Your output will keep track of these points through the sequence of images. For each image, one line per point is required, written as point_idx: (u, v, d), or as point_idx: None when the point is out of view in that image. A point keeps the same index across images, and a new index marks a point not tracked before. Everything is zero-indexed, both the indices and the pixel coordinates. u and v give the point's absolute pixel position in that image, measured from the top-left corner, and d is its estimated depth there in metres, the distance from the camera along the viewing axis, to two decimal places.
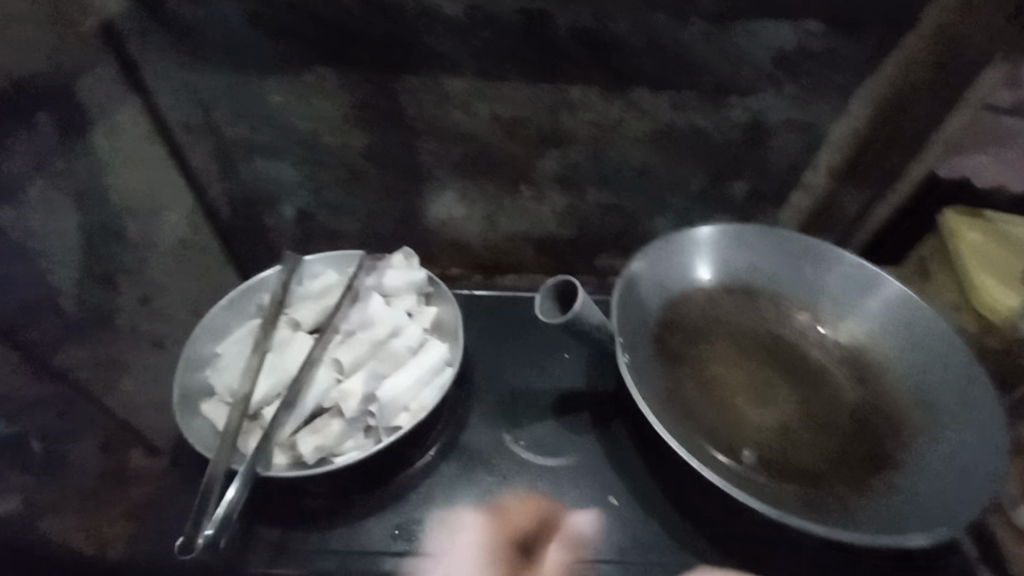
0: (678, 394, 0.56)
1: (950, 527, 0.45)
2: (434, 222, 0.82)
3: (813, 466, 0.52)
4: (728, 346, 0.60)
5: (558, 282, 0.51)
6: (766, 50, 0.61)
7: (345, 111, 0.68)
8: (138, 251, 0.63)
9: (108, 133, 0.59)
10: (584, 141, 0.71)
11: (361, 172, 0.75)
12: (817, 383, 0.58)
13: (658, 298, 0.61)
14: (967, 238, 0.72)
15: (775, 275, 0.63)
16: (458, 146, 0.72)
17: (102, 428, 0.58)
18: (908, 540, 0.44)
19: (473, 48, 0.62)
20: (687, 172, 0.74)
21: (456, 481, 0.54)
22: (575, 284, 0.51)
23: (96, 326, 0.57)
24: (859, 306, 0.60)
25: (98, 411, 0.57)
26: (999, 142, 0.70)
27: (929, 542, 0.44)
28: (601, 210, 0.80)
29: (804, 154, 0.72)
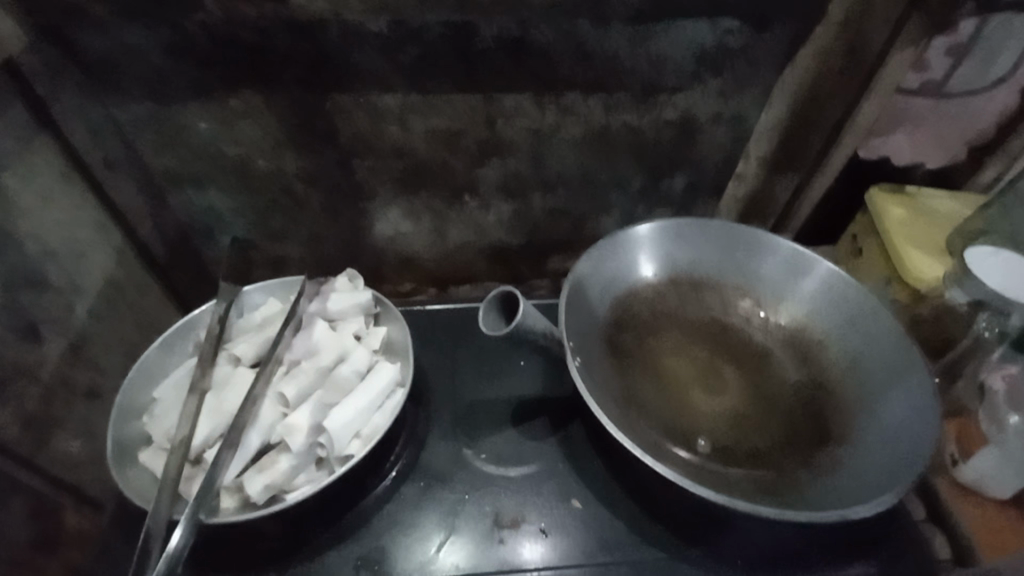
0: (632, 392, 0.57)
1: (892, 495, 0.47)
2: (382, 239, 0.81)
3: (763, 449, 0.54)
4: (677, 340, 0.62)
5: (500, 295, 0.52)
6: (687, 49, 0.63)
7: (276, 134, 0.67)
8: (64, 296, 0.60)
9: (23, 175, 0.56)
10: (523, 149, 0.71)
11: (300, 195, 0.74)
12: (762, 368, 0.60)
13: (606, 298, 0.62)
14: (893, 215, 0.76)
15: (717, 266, 0.65)
16: (397, 162, 0.71)
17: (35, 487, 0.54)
18: (853, 512, 0.45)
19: (401, 64, 0.62)
20: (627, 171, 0.76)
21: (418, 502, 0.53)
22: (516, 294, 0.51)
23: (21, 381, 0.54)
24: (797, 289, 0.63)
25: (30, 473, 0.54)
26: (912, 122, 0.75)
27: (872, 512, 0.45)
28: (548, 215, 0.81)
29: (735, 146, 0.74)
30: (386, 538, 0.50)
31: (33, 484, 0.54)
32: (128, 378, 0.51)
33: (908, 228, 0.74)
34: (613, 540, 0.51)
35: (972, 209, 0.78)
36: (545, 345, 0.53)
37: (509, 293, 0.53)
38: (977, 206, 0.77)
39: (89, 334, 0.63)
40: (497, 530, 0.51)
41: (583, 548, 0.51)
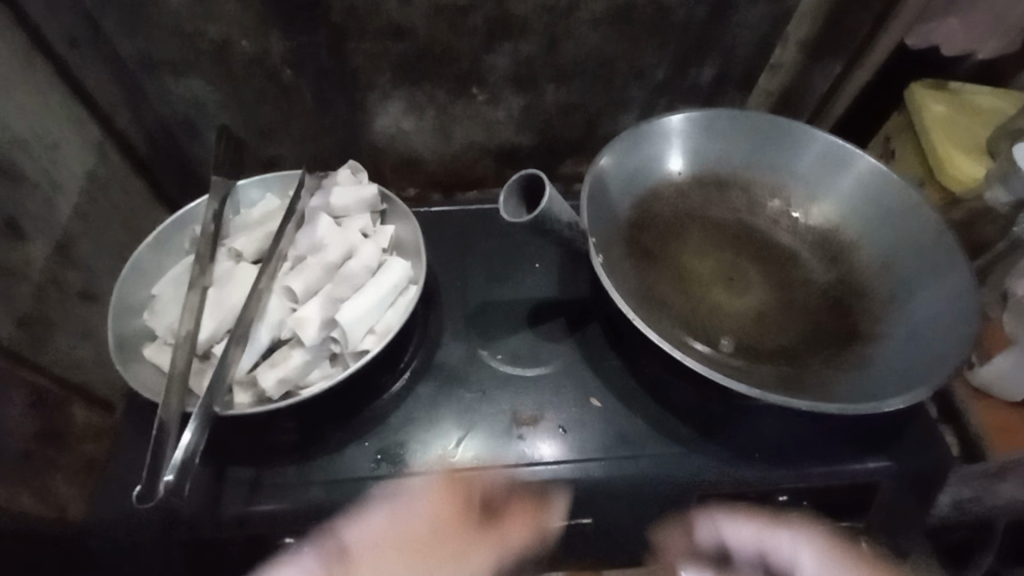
0: (653, 293, 0.55)
1: (925, 388, 0.45)
2: (383, 138, 0.75)
3: (787, 347, 0.53)
4: (701, 240, 0.59)
5: (525, 176, 0.47)
6: None
7: (259, 9, 0.59)
8: (41, 191, 0.55)
9: None
10: (537, 30, 0.64)
11: (292, 86, 0.67)
12: (788, 268, 0.58)
13: (628, 195, 0.58)
14: (930, 111, 0.70)
15: (747, 161, 0.61)
16: (397, 46, 0.64)
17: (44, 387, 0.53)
18: (886, 405, 0.44)
19: None
20: (651, 58, 0.69)
21: (435, 400, 0.52)
22: (542, 178, 0.47)
23: (8, 281, 0.50)
24: (832, 186, 0.59)
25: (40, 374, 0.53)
26: (967, 2, 0.67)
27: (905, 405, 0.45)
28: (562, 110, 0.74)
29: (772, 29, 0.67)
30: (405, 433, 0.50)
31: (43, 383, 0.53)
32: (120, 273, 0.47)
33: (949, 125, 0.69)
34: (634, 434, 0.51)
35: (1014, 107, 0.72)
36: (568, 240, 0.49)
37: (533, 177, 0.48)
38: (1021, 104, 0.71)
39: (76, 234, 0.59)
40: (516, 427, 0.51)
41: (601, 442, 0.50)
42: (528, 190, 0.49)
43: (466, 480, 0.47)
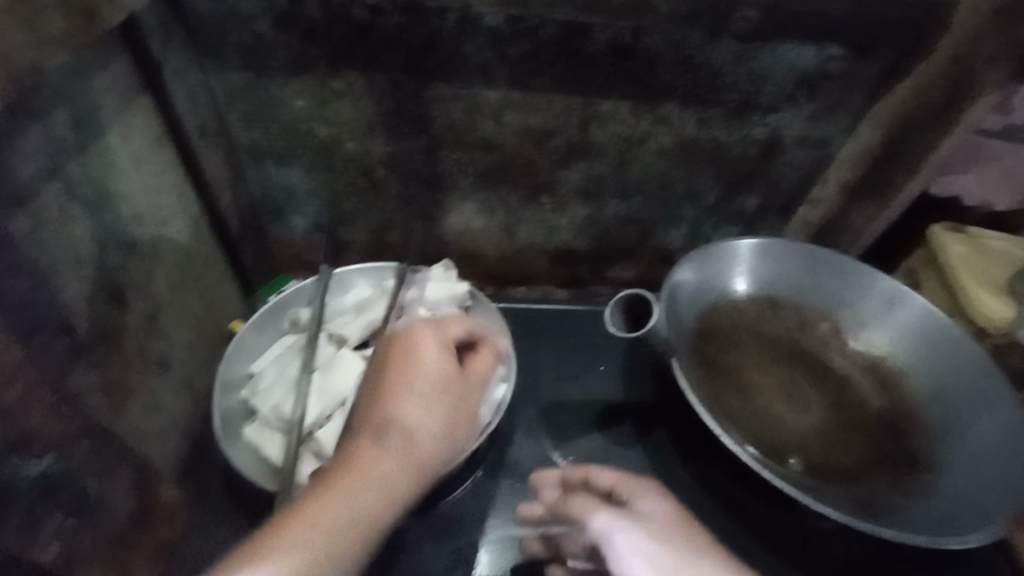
0: (719, 405, 0.58)
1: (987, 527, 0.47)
2: (451, 232, 0.81)
3: (849, 469, 0.55)
4: (759, 355, 0.63)
5: (628, 296, 0.57)
6: (790, 71, 0.64)
7: (369, 118, 0.66)
8: (147, 262, 0.58)
9: (122, 135, 0.53)
10: (609, 154, 0.72)
11: (380, 181, 0.73)
12: (844, 391, 0.61)
13: (693, 309, 0.63)
14: (955, 251, 0.77)
15: (801, 286, 0.66)
16: (483, 156, 0.71)
17: (128, 457, 0.53)
18: (955, 541, 0.46)
19: (507, 57, 0.61)
20: (704, 184, 0.76)
21: (511, 498, 0.53)
22: (643, 295, 0.57)
23: (108, 348, 0.51)
24: (882, 317, 0.63)
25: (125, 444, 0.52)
26: (982, 162, 0.77)
27: (973, 543, 0.45)
28: (618, 221, 0.81)
29: (813, 169, 0.75)
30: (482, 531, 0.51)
31: (136, 448, 0.54)
32: (227, 352, 0.49)
33: (971, 267, 0.76)
34: None
35: None
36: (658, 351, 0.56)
37: (636, 294, 0.57)
38: None
39: (165, 303, 0.61)
40: None
41: None
42: (629, 308, 0.58)
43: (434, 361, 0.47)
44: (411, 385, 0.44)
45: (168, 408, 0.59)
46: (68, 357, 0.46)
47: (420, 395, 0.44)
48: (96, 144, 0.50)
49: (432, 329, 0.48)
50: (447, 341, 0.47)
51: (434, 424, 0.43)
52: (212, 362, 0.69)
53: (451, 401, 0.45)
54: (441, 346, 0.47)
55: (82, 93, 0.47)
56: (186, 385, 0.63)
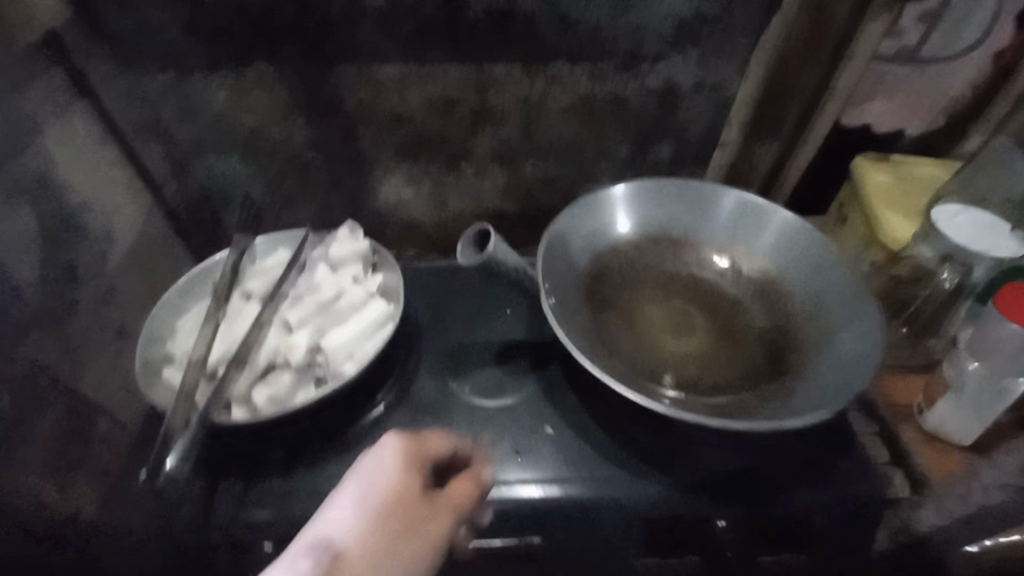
0: (605, 335, 0.62)
1: (823, 412, 0.50)
2: (386, 206, 0.87)
3: (722, 382, 0.59)
4: (652, 289, 0.67)
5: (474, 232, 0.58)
6: (665, 18, 0.67)
7: (286, 103, 0.73)
8: (98, 245, 0.67)
9: (62, 134, 0.62)
10: (514, 116, 0.76)
11: (310, 162, 0.80)
12: (732, 315, 0.64)
13: (587, 250, 0.67)
14: (872, 179, 0.78)
15: (693, 223, 0.69)
16: (397, 129, 0.77)
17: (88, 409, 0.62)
18: (785, 424, 0.49)
19: (396, 33, 0.67)
20: (613, 138, 0.80)
21: (411, 426, 0.59)
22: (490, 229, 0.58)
23: (62, 316, 0.60)
24: (766, 243, 0.67)
25: (81, 397, 0.61)
26: (886, 89, 0.78)
27: (801, 425, 0.49)
28: (539, 181, 0.85)
29: (717, 113, 0.78)
30: None
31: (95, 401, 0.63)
32: (153, 311, 0.57)
33: (885, 192, 0.77)
34: (581, 459, 0.56)
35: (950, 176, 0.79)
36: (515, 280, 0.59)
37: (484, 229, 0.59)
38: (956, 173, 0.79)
39: (120, 281, 0.70)
40: (478, 450, 0.57)
41: (553, 466, 0.56)
42: (481, 243, 0.60)
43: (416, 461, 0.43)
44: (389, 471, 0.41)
45: (127, 371, 0.68)
46: (23, 323, 0.55)
47: (352, 501, 0.40)
48: (38, 142, 0.59)
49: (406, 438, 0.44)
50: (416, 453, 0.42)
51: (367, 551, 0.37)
52: None
53: (408, 526, 0.39)
54: (408, 462, 0.42)
55: (19, 99, 0.56)
56: None
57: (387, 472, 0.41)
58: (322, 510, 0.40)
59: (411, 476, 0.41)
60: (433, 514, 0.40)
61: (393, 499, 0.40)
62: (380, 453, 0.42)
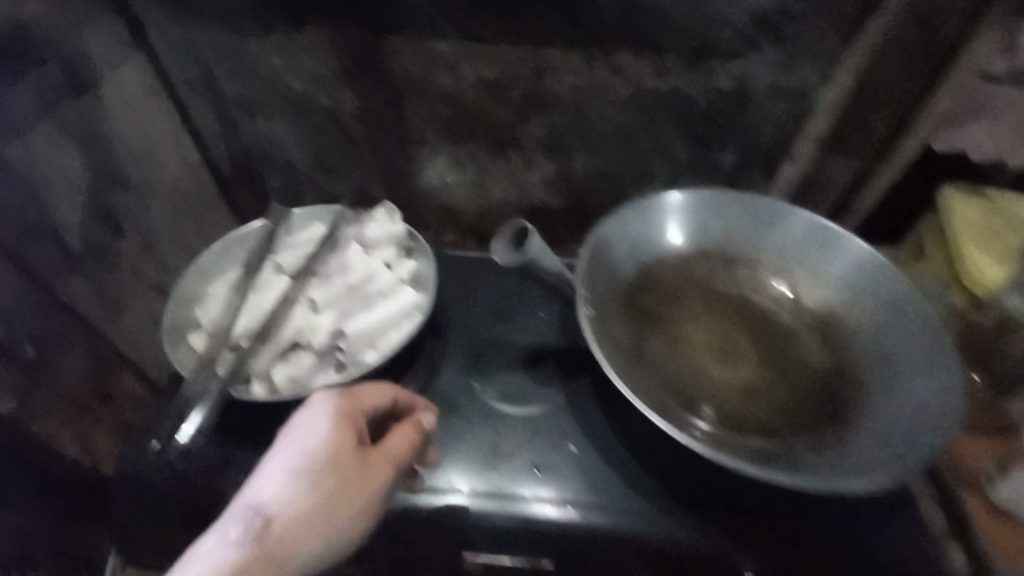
0: (642, 352, 0.58)
1: (885, 479, 0.46)
2: (428, 185, 0.85)
3: (767, 420, 0.54)
4: (699, 308, 0.62)
5: (512, 231, 0.56)
6: (749, 13, 0.60)
7: (337, 72, 0.70)
8: (141, 199, 0.67)
9: (112, 84, 0.61)
10: (570, 106, 0.71)
11: (356, 134, 0.78)
12: (785, 345, 0.59)
13: (631, 258, 0.63)
14: (965, 213, 0.71)
15: (751, 241, 0.64)
16: (446, 109, 0.73)
17: (114, 362, 0.62)
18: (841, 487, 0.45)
19: (455, 7, 0.62)
20: (674, 138, 0.74)
21: (430, 421, 0.57)
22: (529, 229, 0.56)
23: (99, 266, 0.60)
24: (829, 268, 0.61)
25: (107, 349, 0.61)
26: (994, 112, 0.69)
27: (859, 491, 0.45)
28: (589, 176, 0.81)
29: (793, 121, 0.71)
30: None
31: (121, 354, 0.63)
32: (185, 272, 0.56)
33: (978, 229, 0.70)
34: (603, 485, 0.53)
35: None
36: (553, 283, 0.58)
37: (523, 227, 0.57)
38: None
39: (159, 237, 0.70)
40: (495, 459, 0.54)
41: (572, 488, 0.53)
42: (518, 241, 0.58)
43: (348, 417, 0.45)
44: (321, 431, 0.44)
45: (156, 324, 0.69)
46: (60, 270, 0.55)
47: (282, 467, 0.43)
48: (87, 92, 0.58)
49: (342, 397, 0.47)
50: (347, 413, 0.45)
51: (297, 510, 0.41)
52: None
53: (337, 487, 0.42)
54: (340, 422, 0.45)
55: (73, 47, 0.56)
56: None
57: (313, 436, 0.44)
58: (255, 477, 0.43)
59: (344, 436, 0.44)
60: (368, 470, 0.43)
61: (318, 458, 0.43)
62: (309, 416, 0.45)
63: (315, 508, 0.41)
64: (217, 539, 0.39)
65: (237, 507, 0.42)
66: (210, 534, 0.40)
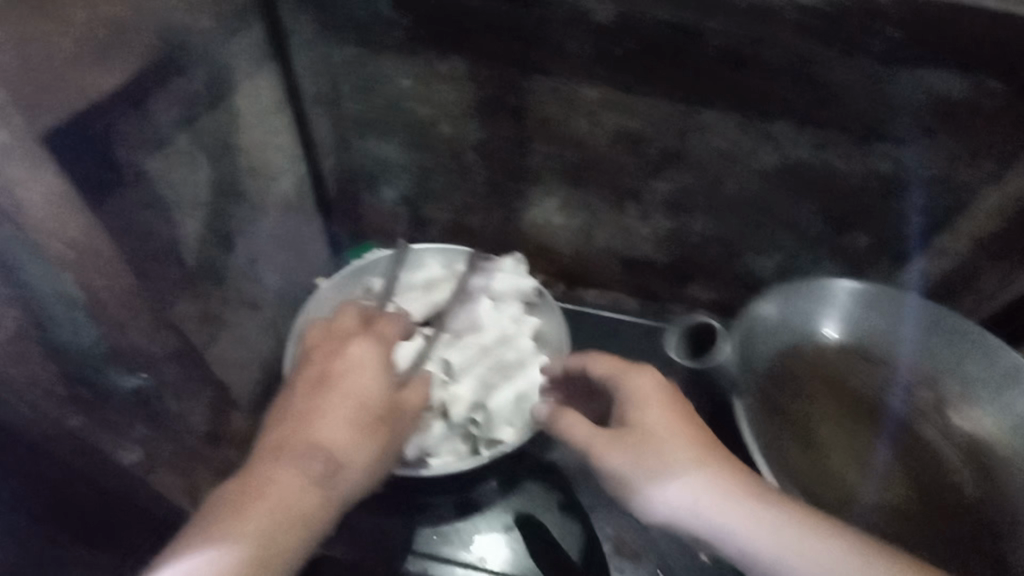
0: (774, 447, 0.58)
1: None
2: (530, 225, 0.81)
3: (907, 543, 0.55)
4: (840, 409, 0.60)
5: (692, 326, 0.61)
6: (931, 102, 0.56)
7: (468, 103, 0.67)
8: (253, 213, 0.64)
9: (246, 94, 0.58)
10: (707, 167, 0.67)
11: (470, 165, 0.75)
12: (929, 465, 0.58)
13: (772, 346, 0.61)
14: None
15: (911, 345, 0.60)
16: (572, 154, 0.70)
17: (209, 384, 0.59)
18: None
19: (613, 56, 0.59)
20: (808, 213, 0.70)
21: (536, 498, 0.66)
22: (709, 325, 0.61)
23: (209, 282, 0.57)
24: (998, 397, 0.57)
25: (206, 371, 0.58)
26: None
27: None
28: (704, 238, 0.76)
29: (943, 214, 0.66)
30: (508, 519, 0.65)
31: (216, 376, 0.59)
32: (307, 308, 0.59)
33: None
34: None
35: None
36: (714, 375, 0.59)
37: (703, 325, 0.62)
38: None
39: (263, 252, 0.67)
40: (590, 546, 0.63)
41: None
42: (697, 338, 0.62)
43: (379, 359, 0.47)
44: (358, 373, 0.45)
45: (249, 343, 0.65)
46: (179, 286, 0.52)
47: (343, 414, 0.43)
48: (223, 103, 0.55)
49: (372, 340, 0.48)
50: (378, 354, 0.47)
51: (361, 455, 0.43)
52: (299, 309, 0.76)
53: (378, 429, 0.45)
54: (375, 366, 0.46)
55: (219, 55, 0.53)
56: (272, 327, 0.70)
57: (373, 387, 0.45)
58: (313, 421, 0.43)
59: (378, 379, 0.46)
60: (395, 413, 0.46)
61: (375, 408, 0.45)
62: (362, 363, 0.46)
63: (359, 447, 0.43)
64: (292, 478, 0.40)
65: (299, 449, 0.41)
66: (279, 475, 0.40)
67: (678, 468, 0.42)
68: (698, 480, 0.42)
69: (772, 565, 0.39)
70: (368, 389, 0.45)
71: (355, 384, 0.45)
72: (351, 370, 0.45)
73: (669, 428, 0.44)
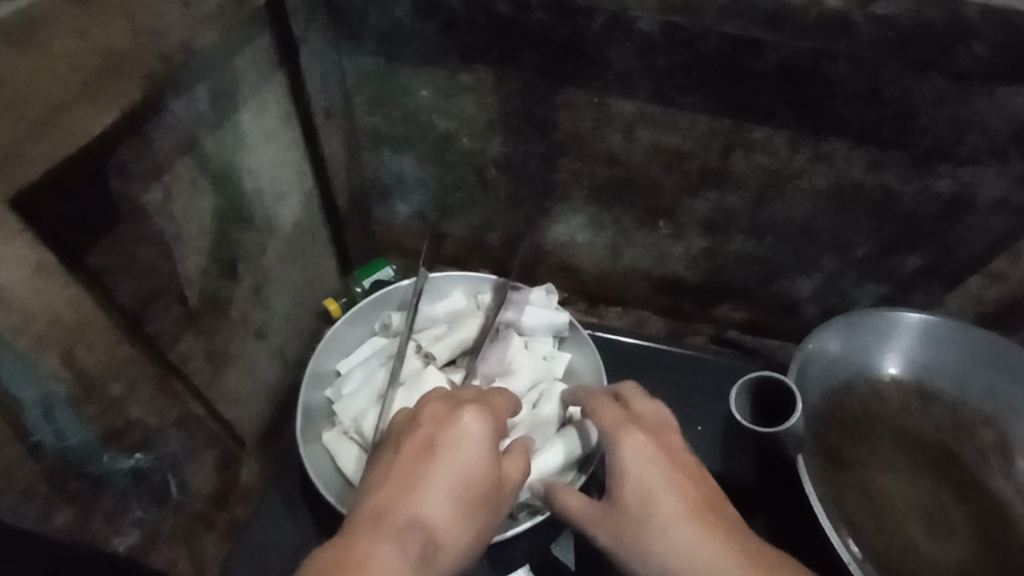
0: (836, 503, 0.55)
1: None
2: (553, 243, 0.76)
3: None
4: (899, 458, 0.58)
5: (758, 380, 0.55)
6: (1006, 122, 0.51)
7: (492, 115, 0.62)
8: (259, 237, 0.59)
9: (253, 109, 0.53)
10: (751, 186, 0.62)
11: (490, 181, 0.69)
12: (1000, 522, 0.54)
13: (821, 385, 0.59)
14: None
15: (961, 382, 0.59)
16: (603, 171, 0.64)
17: (211, 426, 0.54)
18: None
19: (655, 67, 0.53)
20: (858, 235, 0.64)
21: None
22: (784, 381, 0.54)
23: (213, 316, 0.52)
24: None
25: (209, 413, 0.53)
26: None
27: None
28: (741, 259, 0.71)
29: (1006, 239, 0.61)
30: None
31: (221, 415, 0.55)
32: (320, 349, 0.61)
33: None
34: None
35: None
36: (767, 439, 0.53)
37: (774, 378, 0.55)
38: None
39: (269, 277, 0.62)
40: None
41: None
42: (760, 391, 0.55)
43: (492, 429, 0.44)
44: (471, 443, 0.42)
45: (254, 376, 0.61)
46: (179, 325, 0.47)
47: (448, 486, 0.40)
48: (229, 120, 0.50)
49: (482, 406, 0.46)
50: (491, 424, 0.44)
51: (460, 536, 0.39)
52: (306, 335, 0.71)
53: (479, 508, 0.41)
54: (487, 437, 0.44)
55: (226, 69, 0.48)
56: (278, 357, 0.65)
57: (479, 461, 0.42)
58: (417, 488, 0.39)
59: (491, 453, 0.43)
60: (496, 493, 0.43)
61: (479, 483, 0.41)
62: (471, 433, 0.43)
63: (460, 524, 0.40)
64: (394, 555, 0.35)
65: (403, 520, 0.38)
66: (382, 548, 0.35)
67: (628, 456, 0.45)
68: (647, 449, 0.45)
69: (663, 520, 0.41)
70: (480, 460, 0.42)
71: (469, 455, 0.42)
72: (461, 436, 0.43)
73: (667, 493, 0.43)
